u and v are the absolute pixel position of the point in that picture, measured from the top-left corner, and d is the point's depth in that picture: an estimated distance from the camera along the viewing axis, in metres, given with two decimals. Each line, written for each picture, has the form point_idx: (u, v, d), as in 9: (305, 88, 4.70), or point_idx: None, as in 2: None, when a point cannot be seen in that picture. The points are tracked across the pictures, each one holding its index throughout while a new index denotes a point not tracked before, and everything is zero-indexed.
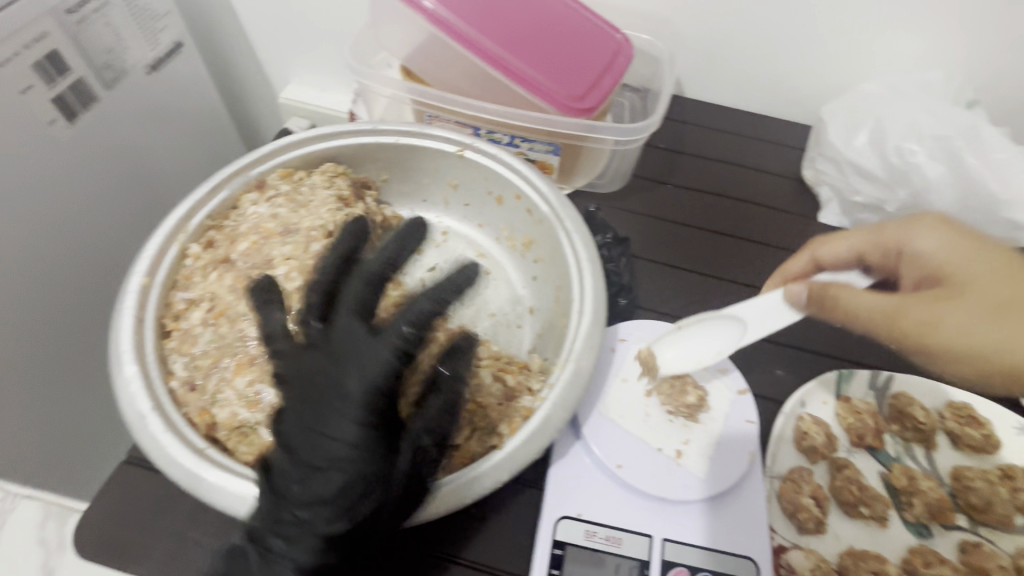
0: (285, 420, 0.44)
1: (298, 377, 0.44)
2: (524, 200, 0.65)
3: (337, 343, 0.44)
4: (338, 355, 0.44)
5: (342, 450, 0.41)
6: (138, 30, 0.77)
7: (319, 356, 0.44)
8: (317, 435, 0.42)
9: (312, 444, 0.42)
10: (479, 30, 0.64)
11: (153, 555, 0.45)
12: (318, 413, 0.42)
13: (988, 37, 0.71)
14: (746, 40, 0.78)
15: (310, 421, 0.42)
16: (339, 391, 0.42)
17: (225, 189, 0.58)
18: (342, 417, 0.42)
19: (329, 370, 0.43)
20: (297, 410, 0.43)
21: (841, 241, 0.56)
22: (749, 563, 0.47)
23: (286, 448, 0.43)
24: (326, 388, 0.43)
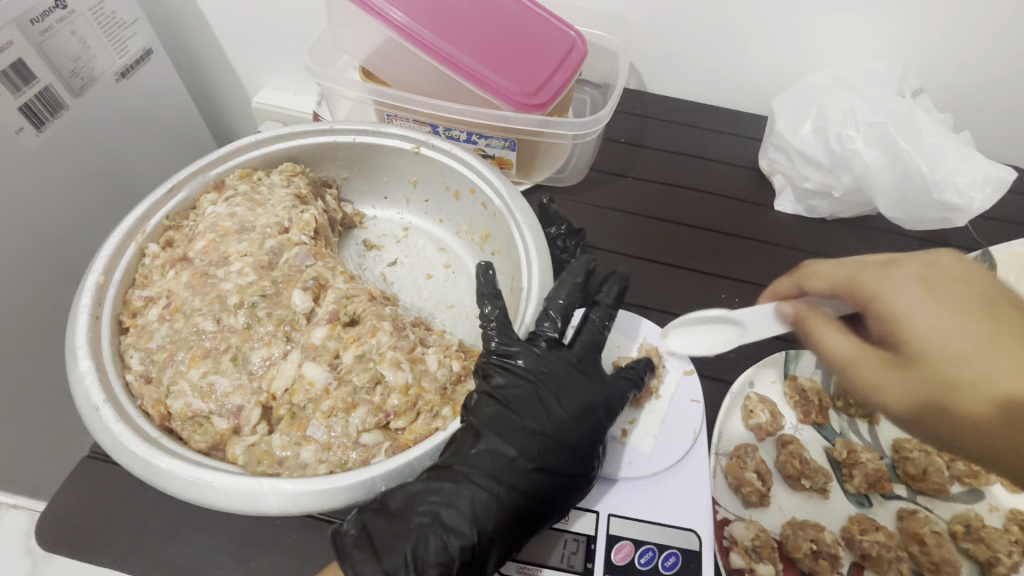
0: (519, 396, 0.49)
1: (536, 367, 0.50)
2: (478, 194, 0.67)
3: (580, 358, 0.53)
4: (587, 369, 0.52)
5: (585, 440, 0.48)
6: (106, 38, 0.79)
7: (564, 362, 0.52)
8: (559, 417, 0.48)
9: (554, 424, 0.48)
10: (432, 31, 0.65)
11: (111, 545, 0.47)
12: (563, 403, 0.49)
13: (928, 26, 0.73)
14: (700, 35, 0.80)
15: (551, 408, 0.49)
16: (582, 392, 0.50)
17: (183, 190, 0.61)
18: (585, 414, 0.49)
19: (577, 375, 0.51)
20: (537, 393, 0.49)
21: (825, 272, 0.47)
22: (691, 535, 0.48)
23: (515, 417, 0.48)
24: (570, 385, 0.50)
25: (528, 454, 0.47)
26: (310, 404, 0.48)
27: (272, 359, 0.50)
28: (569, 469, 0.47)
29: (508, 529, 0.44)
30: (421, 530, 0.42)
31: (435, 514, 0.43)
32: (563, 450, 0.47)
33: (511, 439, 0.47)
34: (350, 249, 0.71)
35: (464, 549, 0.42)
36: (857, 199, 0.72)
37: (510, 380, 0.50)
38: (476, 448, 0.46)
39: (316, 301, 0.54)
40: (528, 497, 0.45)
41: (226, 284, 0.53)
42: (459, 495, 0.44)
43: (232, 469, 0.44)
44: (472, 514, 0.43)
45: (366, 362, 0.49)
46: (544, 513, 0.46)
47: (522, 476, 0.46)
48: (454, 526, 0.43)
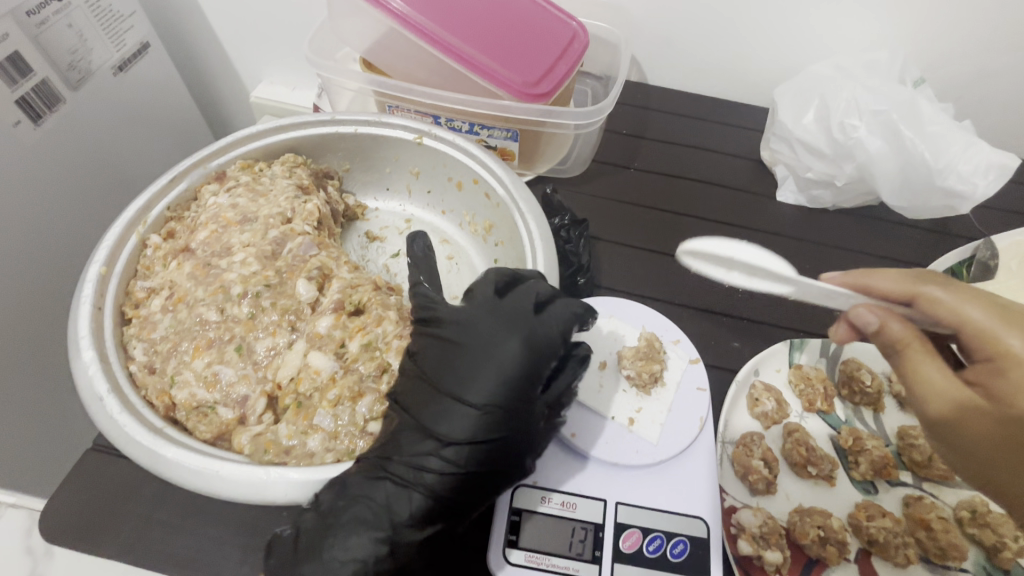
0: (437, 365, 0.45)
1: (455, 326, 0.46)
2: (482, 184, 0.67)
3: (508, 311, 0.46)
4: (509, 318, 0.46)
5: (500, 401, 0.43)
6: (103, 31, 0.78)
7: (487, 319, 0.46)
8: (471, 379, 0.43)
9: (468, 387, 0.43)
10: (433, 20, 0.65)
11: (117, 538, 0.46)
12: (477, 361, 0.44)
13: (930, 15, 0.73)
14: (701, 27, 0.80)
15: (468, 370, 0.44)
16: (500, 346, 0.44)
17: (184, 181, 0.60)
18: (501, 371, 0.43)
19: (495, 326, 0.45)
20: (455, 358, 0.45)
21: (955, 305, 0.45)
22: (698, 522, 0.49)
23: (431, 387, 0.44)
24: (486, 340, 0.45)
25: (442, 428, 0.43)
26: (316, 393, 0.47)
27: (276, 349, 0.50)
28: (489, 438, 0.42)
29: (429, 513, 0.42)
30: (340, 529, 0.41)
31: (352, 509, 0.42)
32: (478, 415, 0.42)
33: (426, 415, 0.43)
34: (352, 240, 0.71)
35: (379, 541, 0.41)
36: (859, 189, 0.72)
37: (430, 346, 0.47)
38: (397, 431, 0.44)
39: (320, 290, 0.53)
40: (444, 475, 0.42)
41: (229, 274, 0.52)
42: (375, 486, 0.42)
43: (239, 458, 0.44)
44: (389, 506, 0.42)
45: (372, 351, 0.49)
46: (468, 488, 0.43)
47: (435, 453, 0.42)
48: (370, 518, 0.42)
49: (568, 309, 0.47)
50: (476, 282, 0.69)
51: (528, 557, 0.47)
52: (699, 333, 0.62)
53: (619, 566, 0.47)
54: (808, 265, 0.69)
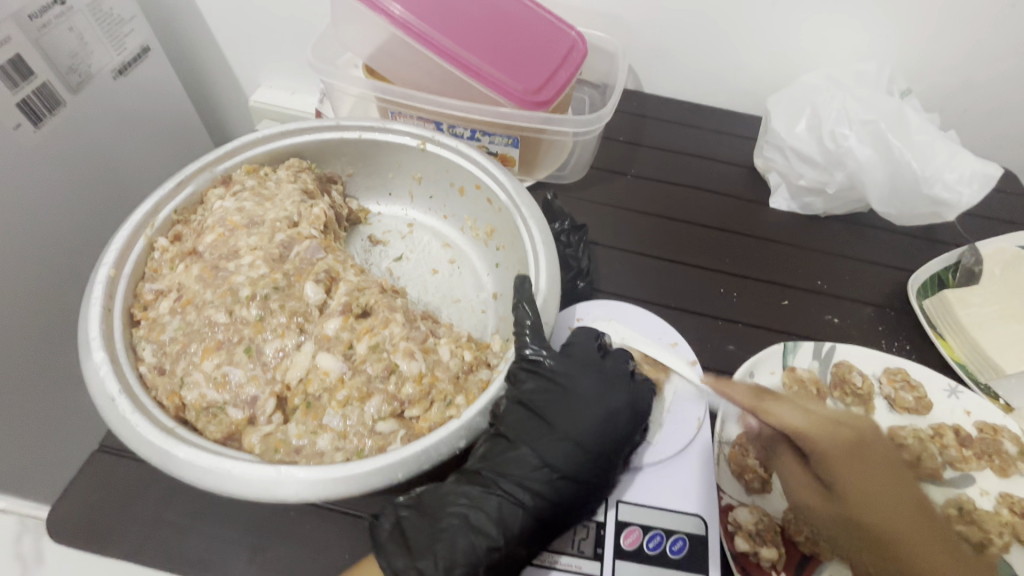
0: (547, 403, 0.51)
1: (566, 372, 0.52)
2: (484, 189, 0.68)
3: (609, 367, 0.54)
4: (615, 376, 0.53)
5: (609, 449, 0.49)
6: (104, 35, 0.78)
7: (594, 372, 0.53)
8: (585, 422, 0.50)
9: (581, 428, 0.50)
10: (436, 29, 0.66)
11: (124, 539, 0.47)
12: (592, 408, 0.51)
13: (916, 29, 0.76)
14: (694, 37, 0.83)
15: (580, 415, 0.50)
16: (610, 400, 0.51)
17: (191, 184, 0.61)
18: (610, 421, 0.50)
19: (605, 381, 0.52)
20: (565, 400, 0.51)
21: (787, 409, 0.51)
22: (695, 519, 0.50)
23: (542, 423, 0.50)
24: (594, 393, 0.51)
25: (555, 461, 0.48)
26: (325, 393, 0.49)
27: (285, 350, 0.51)
28: (597, 473, 0.49)
29: (532, 533, 0.46)
30: (453, 532, 0.45)
31: (463, 516, 0.46)
32: (586, 456, 0.49)
33: (539, 447, 0.49)
34: (356, 244, 0.72)
35: (491, 550, 0.45)
36: (850, 197, 0.75)
37: (539, 385, 0.51)
38: (507, 455, 0.49)
39: (327, 293, 0.55)
40: (551, 502, 0.47)
41: (237, 277, 0.53)
42: (487, 499, 0.47)
43: (249, 457, 0.45)
44: (500, 518, 0.46)
45: (379, 353, 0.50)
46: (568, 519, 0.48)
47: (545, 480, 0.48)
48: (481, 527, 0.45)
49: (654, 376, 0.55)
50: (477, 286, 0.70)
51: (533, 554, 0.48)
52: (695, 335, 0.64)
53: (619, 563, 0.48)
54: (800, 270, 0.71)
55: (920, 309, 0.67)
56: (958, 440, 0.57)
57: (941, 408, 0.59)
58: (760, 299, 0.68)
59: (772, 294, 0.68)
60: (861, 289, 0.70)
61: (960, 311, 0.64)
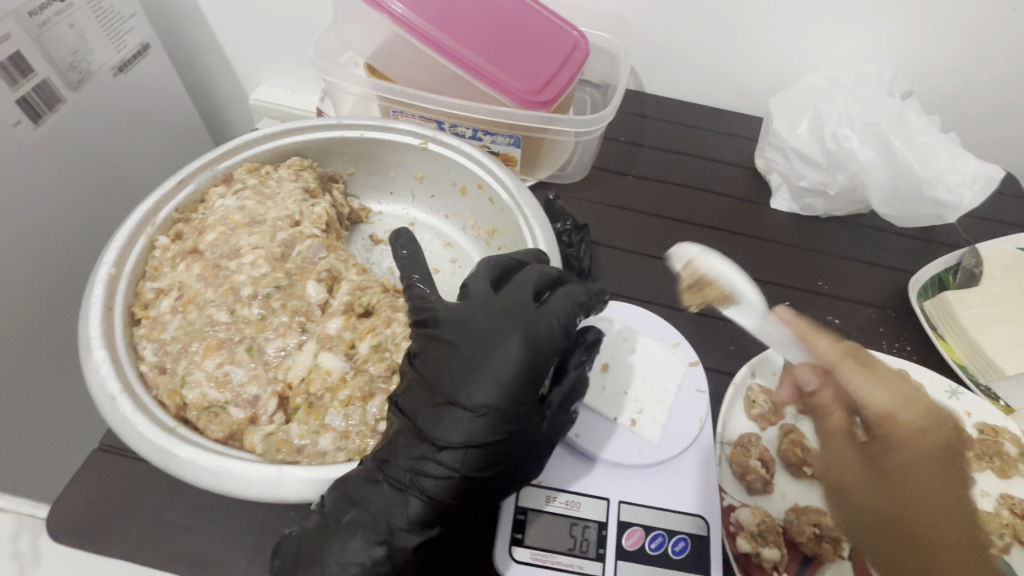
0: (434, 366, 0.46)
1: (452, 327, 0.47)
2: (486, 189, 0.68)
3: (504, 306, 0.48)
4: (505, 318, 0.47)
5: (499, 401, 0.43)
6: (104, 33, 0.78)
7: (484, 316, 0.47)
8: (470, 379, 0.44)
9: (466, 386, 0.44)
10: (440, 28, 0.66)
11: (125, 539, 0.47)
12: (480, 359, 0.45)
13: (918, 31, 0.76)
14: (697, 37, 0.82)
15: (467, 367, 0.45)
16: (497, 348, 0.45)
17: (192, 183, 0.61)
18: (498, 370, 0.44)
19: (492, 324, 0.46)
20: (451, 357, 0.46)
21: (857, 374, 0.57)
22: (698, 520, 0.50)
23: (429, 390, 0.45)
24: (482, 342, 0.46)
25: (440, 435, 0.43)
26: (327, 393, 0.48)
27: (287, 350, 0.51)
28: (489, 431, 0.43)
29: (428, 519, 0.43)
30: (343, 533, 0.42)
31: (355, 514, 0.43)
32: (475, 414, 0.43)
33: (424, 419, 0.44)
34: (357, 243, 0.72)
35: (377, 545, 0.42)
36: (852, 198, 0.75)
37: (428, 346, 0.47)
38: (397, 438, 0.45)
39: (329, 293, 0.55)
40: (440, 480, 0.43)
41: (239, 276, 0.53)
42: (374, 491, 0.43)
43: (252, 457, 0.45)
44: (389, 512, 0.43)
45: (382, 352, 0.51)
46: (474, 484, 0.44)
47: (432, 457, 0.43)
48: (370, 523, 0.43)
49: (569, 303, 0.48)
50: None
51: (534, 555, 0.48)
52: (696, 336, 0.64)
53: (622, 564, 0.48)
54: (801, 271, 0.71)
55: (921, 311, 0.67)
56: (959, 441, 0.57)
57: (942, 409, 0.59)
58: (761, 300, 0.68)
59: (774, 295, 0.68)
60: (862, 290, 0.70)
61: (961, 312, 0.64)
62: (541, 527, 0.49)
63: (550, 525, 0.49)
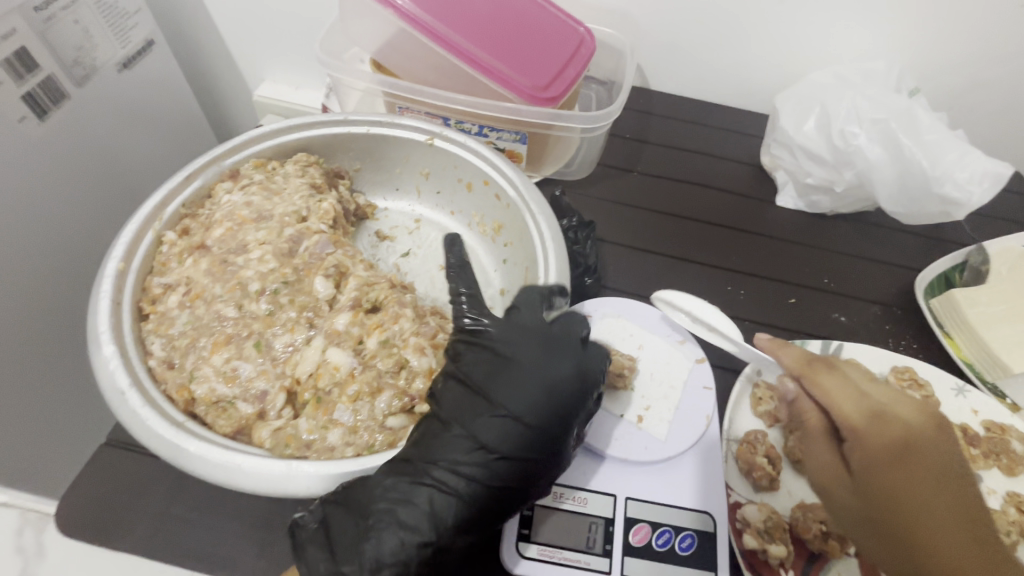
0: (486, 376, 0.47)
1: (510, 342, 0.49)
2: (492, 185, 0.68)
3: (555, 335, 0.50)
4: (559, 345, 0.49)
5: (550, 421, 0.46)
6: (109, 28, 0.78)
7: (537, 340, 0.49)
8: (526, 397, 0.46)
9: (521, 402, 0.46)
10: (446, 25, 0.66)
11: (134, 532, 0.47)
12: (536, 381, 0.47)
13: (926, 28, 0.75)
14: (705, 33, 0.82)
15: (522, 386, 0.46)
16: (552, 373, 0.47)
17: (199, 178, 0.61)
18: (555, 395, 0.46)
19: (546, 351, 0.49)
20: (505, 372, 0.47)
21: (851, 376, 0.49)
22: (704, 516, 0.50)
23: (481, 398, 0.46)
24: (537, 364, 0.48)
25: (489, 442, 0.45)
26: (336, 388, 0.49)
27: (295, 345, 0.51)
28: (540, 447, 0.45)
29: (469, 522, 0.44)
30: (381, 529, 0.42)
31: (393, 512, 0.43)
32: (529, 430, 0.45)
33: (473, 423, 0.45)
34: (363, 240, 0.72)
35: (421, 545, 0.42)
36: (858, 195, 0.74)
37: (479, 355, 0.48)
38: (441, 439, 0.45)
39: (336, 289, 0.55)
40: (487, 486, 0.44)
41: (246, 271, 0.53)
42: (418, 491, 0.44)
43: (260, 451, 0.45)
44: (431, 512, 0.43)
45: (390, 348, 0.51)
46: (514, 496, 0.45)
47: (480, 463, 0.44)
48: (412, 522, 0.43)
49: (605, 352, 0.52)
50: (484, 282, 0.70)
51: (541, 550, 0.48)
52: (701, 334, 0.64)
53: (629, 560, 0.48)
54: (807, 269, 0.71)
55: (928, 309, 0.67)
56: (966, 439, 0.57)
57: (948, 407, 0.59)
58: (767, 298, 0.68)
59: (780, 293, 0.68)
60: (869, 288, 0.70)
61: (968, 310, 0.63)
62: (548, 523, 0.49)
63: (557, 521, 0.50)
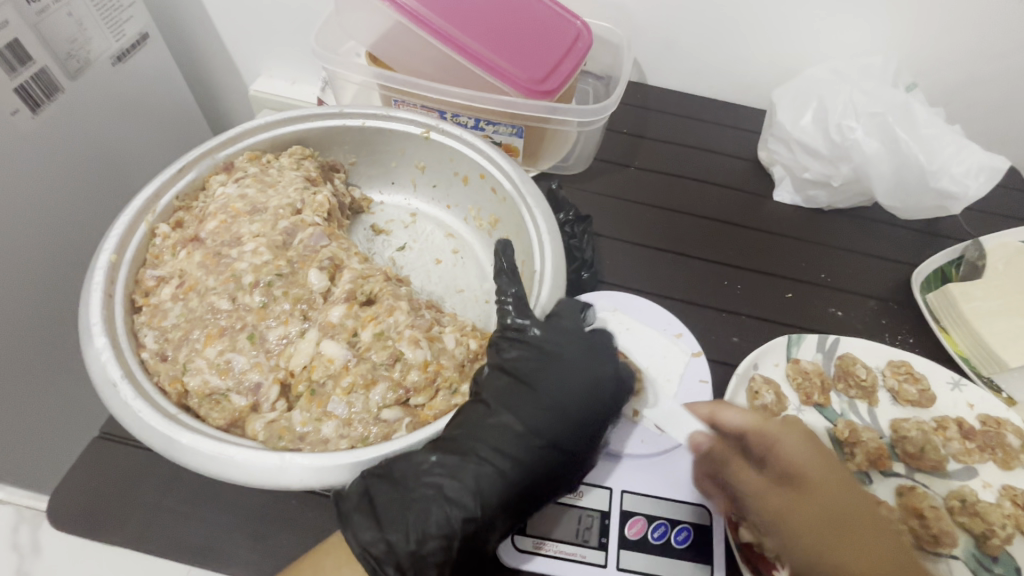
0: (533, 369, 0.50)
1: (558, 339, 0.51)
2: (488, 178, 0.68)
3: (595, 339, 0.53)
4: (600, 348, 0.52)
5: (594, 418, 0.49)
6: (102, 21, 0.77)
7: (581, 340, 0.52)
8: (572, 392, 0.49)
9: (568, 395, 0.49)
10: (442, 17, 0.66)
11: (126, 525, 0.46)
12: (582, 379, 0.50)
13: (924, 22, 0.75)
14: (702, 28, 0.82)
15: (570, 383, 0.49)
16: (595, 372, 0.50)
17: (193, 171, 0.60)
18: (598, 393, 0.49)
19: (589, 351, 0.51)
20: (551, 368, 0.50)
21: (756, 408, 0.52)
22: (700, 509, 0.50)
23: (528, 387, 0.49)
24: (583, 362, 0.50)
25: (534, 431, 0.47)
26: (330, 380, 0.48)
27: (289, 337, 0.51)
28: (579, 440, 0.48)
29: (511, 503, 0.45)
30: (427, 503, 0.43)
31: (439, 486, 0.44)
32: (573, 424, 0.48)
33: (522, 413, 0.48)
34: (359, 233, 0.71)
35: (467, 521, 0.43)
36: (854, 190, 0.74)
37: (527, 351, 0.51)
38: (487, 422, 0.47)
39: (332, 281, 0.54)
40: (530, 470, 0.46)
41: (240, 264, 0.53)
42: (465, 468, 0.45)
43: (254, 443, 0.45)
44: (476, 487, 0.44)
45: (385, 341, 0.50)
46: (551, 484, 0.47)
47: (526, 448, 0.46)
48: (456, 497, 0.44)
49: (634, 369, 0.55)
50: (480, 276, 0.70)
51: (535, 542, 0.48)
52: (698, 328, 0.64)
53: (623, 553, 0.48)
54: (804, 264, 0.71)
55: (924, 304, 0.67)
56: (961, 432, 0.57)
57: (943, 401, 0.59)
58: (764, 292, 0.68)
59: (777, 287, 0.68)
60: (865, 282, 0.69)
61: (964, 304, 0.63)
62: (542, 515, 0.49)
63: (551, 513, 0.50)
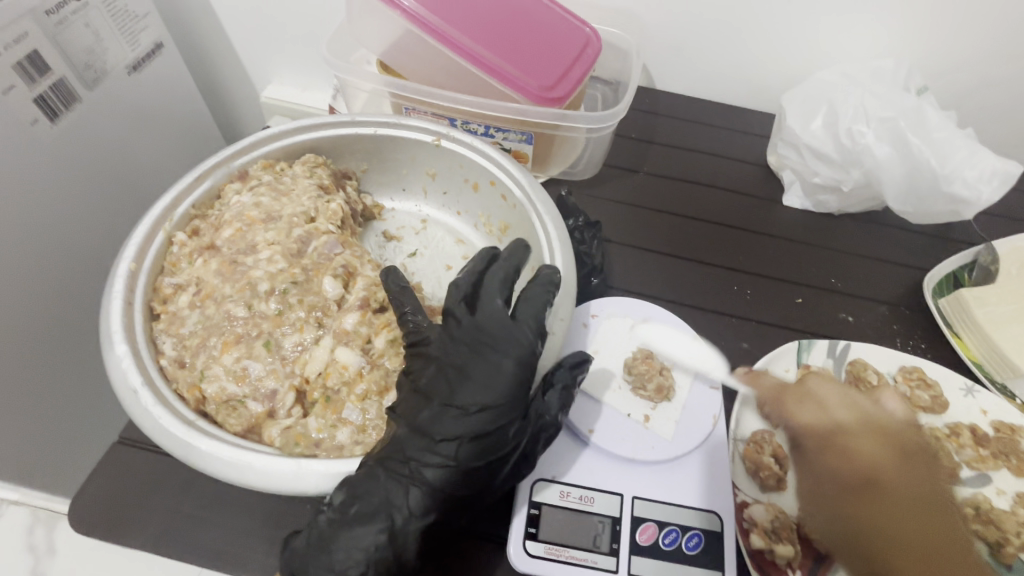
0: (430, 380, 0.48)
1: (444, 348, 0.49)
2: (498, 186, 0.68)
3: (482, 325, 0.49)
4: (489, 334, 0.48)
5: (494, 399, 0.46)
6: (118, 31, 0.78)
7: (467, 333, 0.49)
8: (464, 389, 0.46)
9: (459, 395, 0.46)
10: (453, 26, 0.66)
11: (146, 529, 0.47)
12: (475, 371, 0.47)
13: (935, 26, 0.75)
14: (710, 33, 0.82)
15: (467, 382, 0.46)
16: (486, 363, 0.47)
17: (209, 179, 0.61)
18: (491, 384, 0.46)
19: (480, 343, 0.48)
20: (445, 372, 0.47)
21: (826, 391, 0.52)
22: (712, 516, 0.50)
23: (425, 397, 0.47)
24: (469, 358, 0.47)
25: (438, 431, 0.45)
26: (344, 387, 0.50)
27: (303, 344, 0.52)
28: (491, 432, 0.45)
29: (430, 507, 0.44)
30: (345, 522, 0.43)
31: (356, 505, 0.44)
32: (474, 416, 0.45)
33: (417, 421, 0.46)
34: (370, 240, 0.72)
35: (381, 533, 0.43)
36: (864, 194, 0.74)
37: (423, 366, 0.49)
38: (400, 434, 0.46)
39: (345, 288, 0.55)
40: (444, 473, 0.44)
41: (255, 271, 0.54)
42: (376, 485, 0.44)
43: (270, 450, 0.46)
44: (389, 501, 0.44)
45: (398, 347, 0.52)
46: (474, 478, 0.45)
47: (433, 454, 0.45)
48: (373, 513, 0.44)
49: (537, 305, 0.50)
50: None
51: (547, 548, 0.48)
52: (708, 333, 0.64)
53: (635, 559, 0.48)
54: (814, 269, 0.71)
55: (938, 311, 0.66)
56: (975, 439, 0.56)
57: (957, 408, 0.59)
58: (774, 297, 0.68)
59: (787, 293, 0.68)
60: (876, 288, 0.69)
61: (976, 309, 0.63)
62: (553, 522, 0.50)
63: (561, 520, 0.50)
